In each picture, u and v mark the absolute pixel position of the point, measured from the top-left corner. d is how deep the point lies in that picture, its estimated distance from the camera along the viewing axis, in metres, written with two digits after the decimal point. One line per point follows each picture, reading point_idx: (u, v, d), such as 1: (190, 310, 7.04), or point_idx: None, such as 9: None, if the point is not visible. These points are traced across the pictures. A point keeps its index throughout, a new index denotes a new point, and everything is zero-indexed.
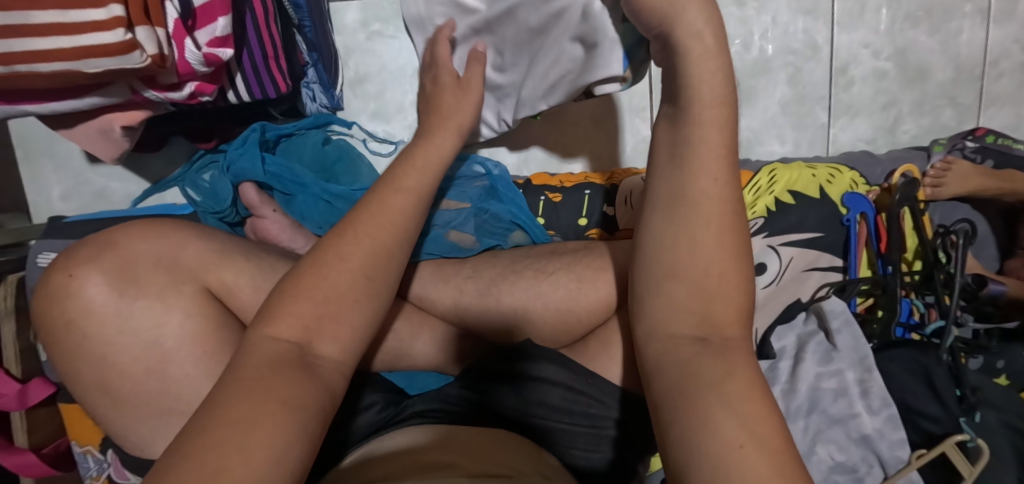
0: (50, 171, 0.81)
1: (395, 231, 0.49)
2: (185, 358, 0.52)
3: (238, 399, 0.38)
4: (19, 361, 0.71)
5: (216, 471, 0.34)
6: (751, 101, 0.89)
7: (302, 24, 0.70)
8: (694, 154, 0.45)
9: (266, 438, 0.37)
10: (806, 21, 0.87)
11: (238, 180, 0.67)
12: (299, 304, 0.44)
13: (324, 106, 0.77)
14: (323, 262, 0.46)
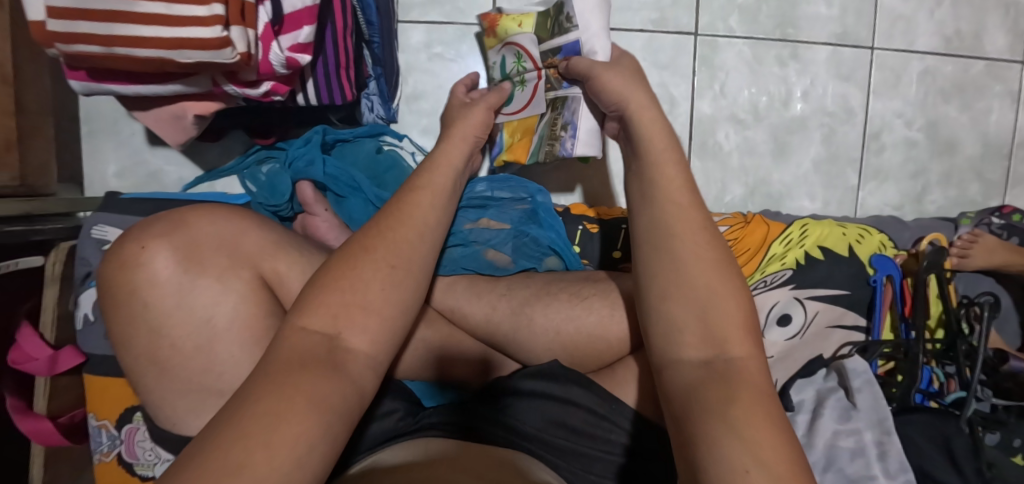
0: (110, 149, 0.84)
1: (428, 229, 0.52)
2: (233, 338, 0.55)
3: (263, 393, 0.40)
4: (53, 325, 0.72)
5: (237, 464, 0.37)
6: (785, 156, 0.91)
7: (371, 40, 0.73)
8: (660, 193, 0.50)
9: (289, 432, 0.39)
10: (842, 86, 0.91)
11: (298, 177, 0.70)
12: (328, 296, 0.46)
13: (380, 117, 0.78)
14: (351, 256, 0.48)
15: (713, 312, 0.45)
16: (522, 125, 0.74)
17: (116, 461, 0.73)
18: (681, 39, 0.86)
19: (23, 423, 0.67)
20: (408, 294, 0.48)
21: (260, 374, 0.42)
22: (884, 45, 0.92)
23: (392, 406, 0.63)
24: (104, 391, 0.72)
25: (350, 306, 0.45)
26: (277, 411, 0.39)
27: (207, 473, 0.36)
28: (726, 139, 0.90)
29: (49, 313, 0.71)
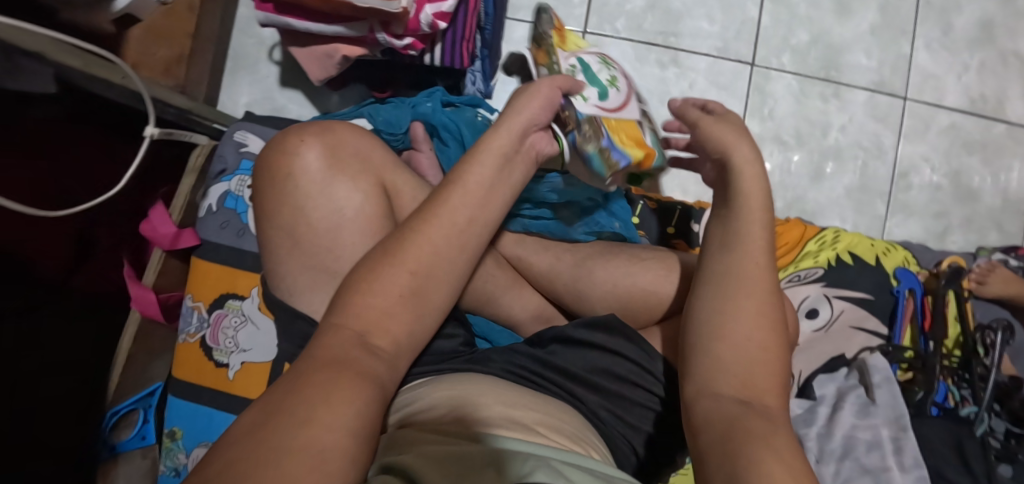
0: (246, 84, 0.93)
1: (460, 232, 0.52)
2: (355, 227, 0.65)
3: (315, 371, 0.42)
4: (182, 210, 0.78)
5: (304, 420, 0.38)
6: (819, 179, 1.03)
7: (485, 27, 0.88)
8: (734, 232, 0.54)
9: (342, 399, 0.40)
10: (876, 126, 1.04)
11: (415, 118, 0.82)
12: (362, 303, 0.47)
13: (478, 91, 0.91)
14: (378, 262, 0.49)
15: (756, 364, 0.49)
16: (621, 127, 0.68)
17: (198, 345, 0.77)
18: (740, 67, 0.99)
19: (133, 287, 0.74)
20: (430, 293, 0.50)
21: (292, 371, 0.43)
22: (915, 96, 1.05)
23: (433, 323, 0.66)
24: (205, 278, 0.78)
25: (373, 312, 0.47)
26: (328, 384, 0.41)
27: (280, 427, 0.37)
28: (770, 156, 1.01)
29: (181, 198, 0.78)
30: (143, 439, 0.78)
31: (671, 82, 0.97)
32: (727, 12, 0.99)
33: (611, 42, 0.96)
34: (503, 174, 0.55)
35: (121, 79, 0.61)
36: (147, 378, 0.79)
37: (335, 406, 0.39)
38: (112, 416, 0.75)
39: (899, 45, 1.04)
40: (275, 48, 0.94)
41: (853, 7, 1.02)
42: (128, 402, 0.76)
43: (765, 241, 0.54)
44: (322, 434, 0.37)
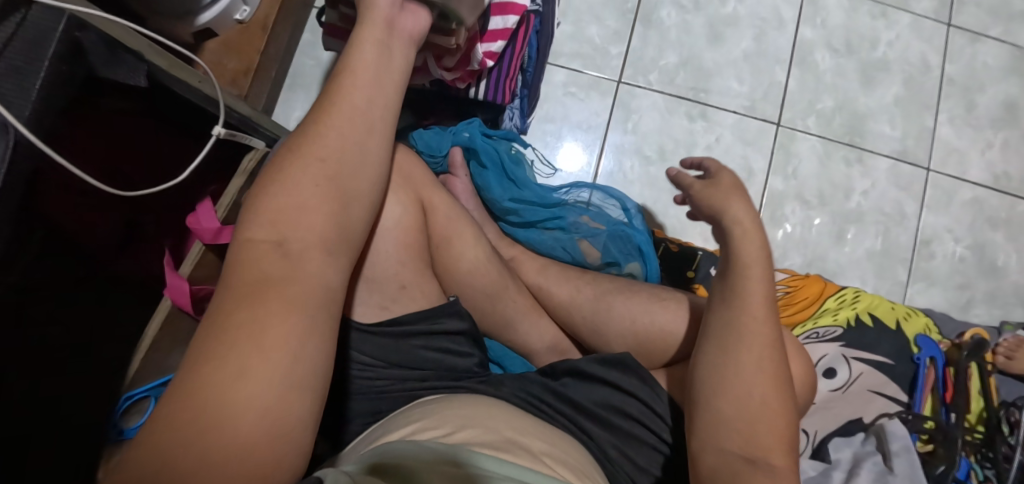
0: (301, 100, 0.97)
1: (353, 127, 0.46)
2: (395, 236, 0.63)
3: (239, 309, 0.38)
4: (228, 209, 0.76)
5: (239, 369, 0.36)
6: (841, 241, 1.02)
7: (526, 69, 0.94)
8: (737, 283, 0.54)
9: (275, 347, 0.37)
10: (899, 194, 1.05)
11: (456, 144, 0.87)
12: (268, 208, 0.42)
13: (516, 126, 0.96)
14: (283, 165, 0.44)
15: (761, 421, 0.49)
16: None
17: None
18: (766, 126, 1.02)
19: (167, 275, 0.72)
20: (343, 193, 0.45)
21: (223, 294, 0.39)
22: (938, 168, 1.06)
23: (452, 329, 0.64)
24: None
25: (285, 212, 0.42)
26: (259, 324, 0.37)
27: (212, 374, 0.35)
28: (793, 213, 1.02)
29: (228, 197, 0.76)
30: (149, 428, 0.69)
31: (698, 134, 1.01)
32: (756, 74, 1.03)
33: (643, 93, 1.01)
34: (384, 66, 0.51)
35: (198, 82, 0.67)
36: (164, 367, 0.73)
37: (278, 358, 0.37)
38: (125, 400, 0.70)
39: (922, 118, 1.07)
40: (331, 71, 0.98)
41: (877, 79, 1.06)
42: (143, 387, 0.70)
43: (767, 289, 0.54)
44: (256, 387, 0.35)
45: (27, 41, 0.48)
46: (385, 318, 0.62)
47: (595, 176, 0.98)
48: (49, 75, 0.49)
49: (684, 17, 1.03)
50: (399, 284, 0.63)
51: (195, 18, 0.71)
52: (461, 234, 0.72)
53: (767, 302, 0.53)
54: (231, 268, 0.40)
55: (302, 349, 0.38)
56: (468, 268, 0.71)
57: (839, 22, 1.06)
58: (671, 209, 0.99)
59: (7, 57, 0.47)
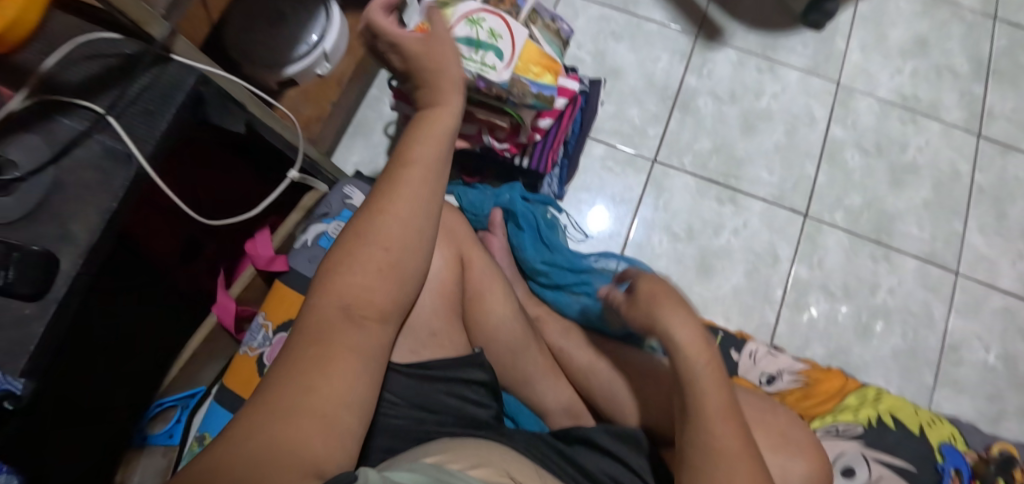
0: (358, 149, 1.05)
1: (425, 193, 0.51)
2: (432, 285, 0.70)
3: (313, 338, 0.44)
4: (283, 239, 0.82)
5: (308, 387, 0.41)
6: (865, 335, 1.02)
7: (568, 141, 1.01)
8: (690, 373, 0.55)
9: (340, 373, 0.42)
10: (926, 295, 1.04)
11: (497, 204, 0.93)
12: (351, 254, 0.48)
13: (552, 192, 1.01)
14: (366, 216, 0.50)
15: None
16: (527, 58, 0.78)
17: (255, 360, 0.76)
18: (794, 216, 1.05)
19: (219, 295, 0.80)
20: (412, 247, 0.50)
21: (302, 326, 0.45)
22: (967, 272, 1.05)
23: (475, 379, 0.67)
24: (283, 298, 0.78)
25: (367, 256, 0.48)
26: (329, 353, 0.43)
27: (287, 387, 0.41)
28: (816, 303, 1.02)
29: (285, 228, 0.82)
30: (169, 438, 0.81)
31: (726, 217, 1.04)
32: (786, 166, 1.07)
33: (676, 173, 1.06)
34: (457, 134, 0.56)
35: (283, 128, 0.76)
36: (195, 381, 0.84)
37: (340, 386, 0.42)
38: (156, 407, 0.81)
39: (951, 222, 1.07)
40: (391, 124, 1.05)
41: (907, 181, 1.08)
42: (173, 398, 0.81)
43: (716, 379, 0.55)
44: (322, 403, 0.40)
45: (160, 89, 0.57)
46: (413, 361, 0.66)
47: (624, 246, 1.02)
48: (175, 119, 0.57)
49: (720, 107, 1.09)
50: (430, 331, 0.67)
51: (282, 70, 0.82)
52: (492, 292, 0.76)
53: (722, 388, 0.54)
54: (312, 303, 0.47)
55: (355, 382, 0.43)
56: (496, 324, 0.75)
57: (870, 125, 1.09)
58: (695, 286, 1.01)
59: (142, 102, 0.55)
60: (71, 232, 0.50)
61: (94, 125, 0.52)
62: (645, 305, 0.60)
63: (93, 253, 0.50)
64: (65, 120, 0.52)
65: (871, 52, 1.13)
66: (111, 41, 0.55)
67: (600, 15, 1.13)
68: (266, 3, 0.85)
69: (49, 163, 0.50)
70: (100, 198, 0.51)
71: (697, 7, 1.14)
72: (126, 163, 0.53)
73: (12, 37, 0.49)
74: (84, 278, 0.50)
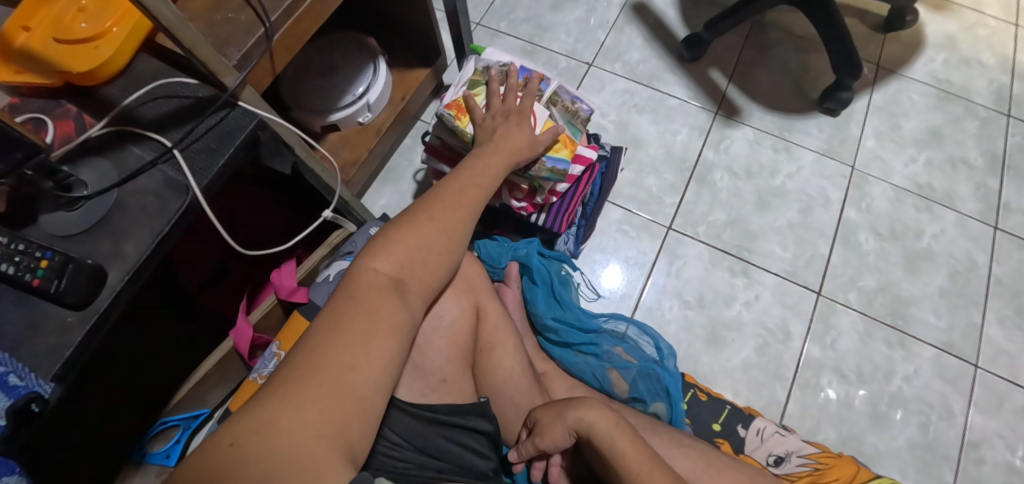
0: None
1: (458, 214, 0.62)
2: (446, 335, 0.70)
3: (354, 318, 0.52)
4: (307, 272, 0.84)
5: (349, 364, 0.49)
6: (880, 422, 0.97)
7: (586, 202, 1.03)
8: (625, 464, 0.62)
9: (376, 351, 0.50)
10: (944, 387, 1.00)
11: (514, 258, 0.94)
12: (392, 254, 0.57)
13: (568, 250, 1.02)
14: (407, 225, 0.60)
15: None
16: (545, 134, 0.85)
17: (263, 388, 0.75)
18: (806, 293, 1.05)
19: (239, 319, 0.79)
20: (440, 259, 0.60)
21: (340, 306, 0.53)
22: (987, 366, 1.01)
23: (480, 429, 0.67)
24: (297, 329, 0.77)
25: (405, 259, 0.58)
26: (368, 332, 0.51)
27: (331, 359, 0.49)
28: (829, 385, 0.99)
29: (310, 262, 0.84)
30: (166, 458, 0.78)
31: (738, 288, 1.05)
32: (800, 243, 1.08)
33: (690, 242, 1.07)
34: (485, 173, 0.69)
35: (322, 171, 0.75)
36: (201, 402, 0.81)
37: (375, 362, 0.50)
38: (159, 425, 0.78)
39: (969, 313, 1.04)
40: (420, 171, 1.05)
41: (922, 268, 1.07)
42: (177, 417, 0.78)
43: (637, 450, 0.63)
44: (359, 379, 0.48)
45: (221, 130, 0.59)
46: (419, 403, 0.65)
47: (635, 308, 1.03)
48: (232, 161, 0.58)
49: (735, 182, 1.12)
50: (441, 377, 0.68)
51: (327, 115, 0.89)
52: (503, 346, 0.76)
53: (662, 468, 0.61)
54: (349, 290, 0.55)
55: (388, 370, 0.50)
56: (503, 376, 0.74)
57: (883, 209, 1.11)
58: (704, 357, 1.00)
59: (203, 141, 0.57)
60: (122, 250, 0.53)
61: (158, 156, 0.55)
62: (552, 413, 0.69)
63: (138, 271, 0.53)
64: (137, 149, 0.56)
65: (885, 139, 1.16)
66: (187, 85, 0.59)
67: (625, 88, 1.19)
68: (319, 55, 0.90)
69: (113, 187, 0.54)
70: (154, 222, 0.54)
71: (716, 88, 1.19)
72: (182, 194, 0.55)
73: (94, 75, 0.57)
74: (127, 294, 0.53)
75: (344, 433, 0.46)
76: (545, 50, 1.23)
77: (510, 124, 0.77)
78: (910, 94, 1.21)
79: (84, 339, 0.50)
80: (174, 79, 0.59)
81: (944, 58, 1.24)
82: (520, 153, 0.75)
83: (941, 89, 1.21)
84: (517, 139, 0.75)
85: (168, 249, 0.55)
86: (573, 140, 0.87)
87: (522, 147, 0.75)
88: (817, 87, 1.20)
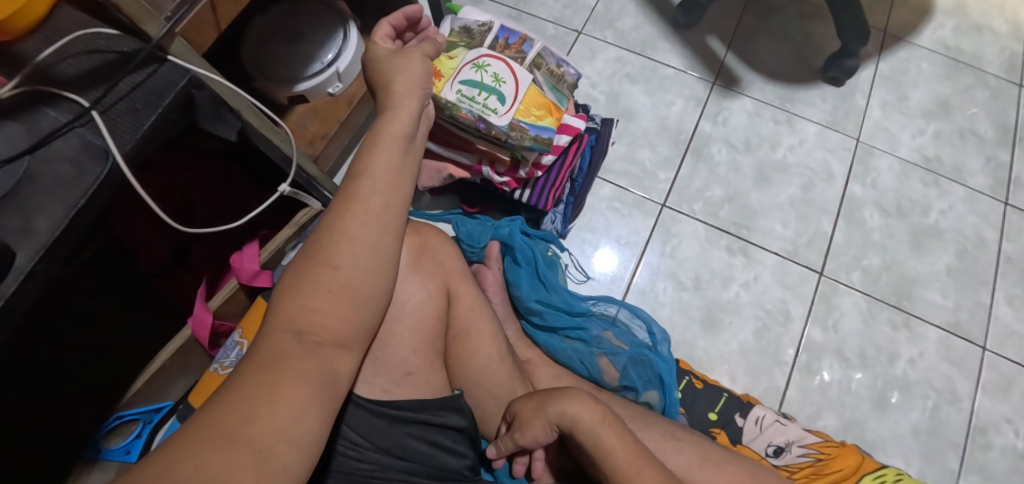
0: None
1: (383, 213, 0.47)
2: (411, 322, 0.63)
3: (251, 374, 0.39)
4: (271, 253, 0.76)
5: (236, 429, 0.36)
6: (883, 408, 0.93)
7: (575, 178, 0.97)
8: (614, 463, 0.57)
9: (278, 409, 0.38)
10: (950, 370, 0.95)
11: (496, 237, 0.88)
12: (301, 284, 0.44)
13: (556, 230, 0.96)
14: (317, 243, 0.46)
15: None
16: (528, 101, 0.78)
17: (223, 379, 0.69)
18: (808, 273, 0.99)
19: (196, 306, 0.73)
20: (365, 280, 0.46)
21: (239, 365, 0.41)
22: (996, 348, 0.96)
23: (453, 425, 0.61)
24: (260, 316, 0.70)
25: (316, 285, 0.44)
26: (266, 387, 0.38)
27: (213, 427, 0.36)
28: (830, 369, 0.94)
29: (274, 243, 0.76)
30: (126, 454, 0.70)
31: (736, 268, 0.99)
32: (801, 221, 1.02)
33: (685, 220, 1.02)
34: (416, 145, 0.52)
35: (280, 141, 0.69)
36: (162, 394, 0.76)
37: (277, 423, 0.37)
38: (115, 419, 0.72)
39: (977, 293, 0.99)
40: None
41: (929, 245, 1.02)
42: (135, 410, 0.72)
43: (625, 447, 0.57)
44: (250, 448, 0.35)
45: (152, 89, 0.51)
46: (381, 399, 0.59)
47: (626, 291, 0.97)
48: (161, 122, 0.51)
49: (734, 156, 1.06)
50: (406, 370, 0.62)
51: (294, 85, 0.80)
52: (479, 331, 0.70)
53: (654, 467, 0.56)
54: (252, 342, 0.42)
55: (306, 415, 0.39)
56: (480, 364, 0.69)
57: (889, 184, 1.05)
58: (700, 341, 0.95)
59: (129, 99, 0.50)
60: (31, 226, 0.44)
61: (75, 117, 0.47)
62: (534, 405, 0.63)
63: (51, 251, 0.44)
64: (51, 110, 0.47)
65: (892, 110, 1.10)
66: (111, 37, 0.50)
67: (617, 57, 1.12)
68: (282, 21, 0.83)
69: (21, 153, 0.44)
70: (69, 193, 0.45)
71: (714, 56, 1.13)
72: (102, 160, 0.47)
73: (12, 28, 0.45)
74: (39, 283, 0.44)
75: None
76: (532, 16, 1.15)
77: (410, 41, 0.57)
78: (918, 62, 1.14)
79: None
80: (97, 30, 0.49)
81: (954, 24, 1.17)
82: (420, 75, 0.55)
83: (950, 58, 1.15)
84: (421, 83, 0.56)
85: (89, 224, 0.47)
86: (560, 107, 0.81)
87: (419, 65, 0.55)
88: (820, 56, 1.13)
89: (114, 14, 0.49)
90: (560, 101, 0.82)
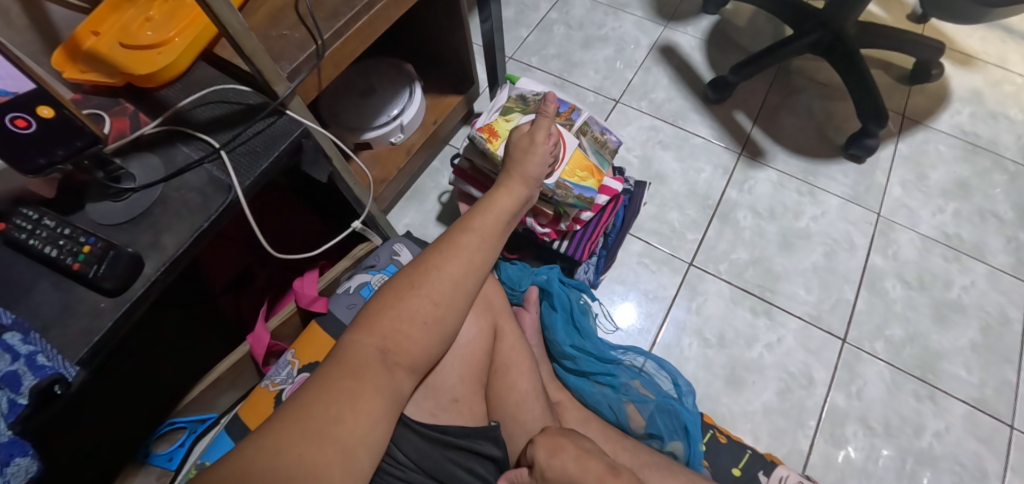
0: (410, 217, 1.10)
1: (468, 273, 0.60)
2: (462, 354, 0.69)
3: (344, 377, 0.52)
4: (328, 282, 0.85)
5: (331, 423, 0.49)
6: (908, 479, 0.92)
7: (608, 232, 1.03)
8: None
9: (361, 413, 0.50)
10: (978, 447, 0.95)
11: (533, 282, 0.94)
12: (393, 311, 0.57)
13: (588, 279, 1.02)
14: (412, 280, 0.58)
15: None
16: (573, 162, 0.86)
17: (274, 395, 0.73)
18: (831, 338, 1.02)
19: (257, 325, 0.79)
20: (447, 325, 0.58)
21: (333, 365, 0.54)
22: None
23: (488, 454, 0.65)
24: (314, 341, 0.76)
25: (406, 317, 0.56)
26: (355, 392, 0.51)
27: (316, 418, 0.49)
28: (854, 435, 0.95)
29: (332, 273, 0.85)
30: (167, 461, 0.75)
31: (760, 330, 1.02)
32: (824, 287, 1.06)
33: (711, 279, 1.06)
34: (505, 226, 0.67)
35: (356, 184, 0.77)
36: (211, 406, 0.81)
37: (359, 425, 0.50)
38: (167, 425, 0.77)
39: (1003, 371, 1.00)
40: (446, 193, 1.07)
41: (952, 320, 1.04)
42: (186, 419, 0.78)
43: None
44: (339, 441, 0.48)
45: (267, 136, 0.61)
46: (429, 422, 0.64)
47: (652, 344, 1.01)
48: (272, 165, 0.60)
49: (759, 222, 1.12)
50: (452, 397, 0.67)
51: (362, 133, 0.92)
52: (519, 368, 0.75)
53: None
54: (343, 348, 0.55)
55: (378, 425, 0.51)
56: (517, 399, 0.73)
57: (911, 258, 1.09)
58: (724, 397, 0.97)
59: (251, 143, 0.60)
60: (161, 241, 0.54)
61: (205, 155, 0.58)
62: (560, 467, 0.62)
63: (173, 263, 0.54)
64: (185, 148, 0.58)
65: (912, 188, 1.16)
66: (241, 92, 0.62)
67: (651, 125, 1.21)
68: (358, 78, 0.94)
69: (159, 181, 0.56)
70: (195, 217, 0.55)
71: (741, 129, 1.21)
72: (224, 192, 0.56)
73: (157, 78, 0.60)
74: (160, 285, 0.54)
75: (325, 476, 0.46)
76: (574, 85, 1.26)
77: (529, 141, 0.74)
78: (936, 145, 1.20)
79: (114, 325, 0.51)
80: (228, 86, 0.62)
81: (971, 111, 1.24)
82: (527, 170, 0.72)
83: (967, 142, 1.21)
84: (513, 176, 0.71)
85: (206, 243, 0.56)
86: (601, 171, 0.89)
87: (533, 169, 0.72)
88: (841, 134, 1.20)
89: (248, 75, 0.61)
90: (602, 166, 0.90)
